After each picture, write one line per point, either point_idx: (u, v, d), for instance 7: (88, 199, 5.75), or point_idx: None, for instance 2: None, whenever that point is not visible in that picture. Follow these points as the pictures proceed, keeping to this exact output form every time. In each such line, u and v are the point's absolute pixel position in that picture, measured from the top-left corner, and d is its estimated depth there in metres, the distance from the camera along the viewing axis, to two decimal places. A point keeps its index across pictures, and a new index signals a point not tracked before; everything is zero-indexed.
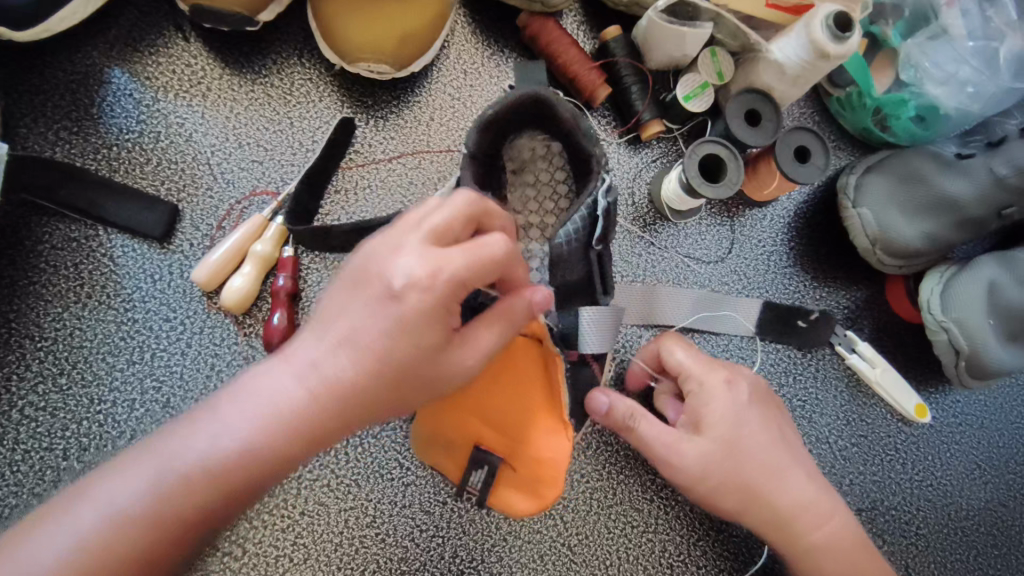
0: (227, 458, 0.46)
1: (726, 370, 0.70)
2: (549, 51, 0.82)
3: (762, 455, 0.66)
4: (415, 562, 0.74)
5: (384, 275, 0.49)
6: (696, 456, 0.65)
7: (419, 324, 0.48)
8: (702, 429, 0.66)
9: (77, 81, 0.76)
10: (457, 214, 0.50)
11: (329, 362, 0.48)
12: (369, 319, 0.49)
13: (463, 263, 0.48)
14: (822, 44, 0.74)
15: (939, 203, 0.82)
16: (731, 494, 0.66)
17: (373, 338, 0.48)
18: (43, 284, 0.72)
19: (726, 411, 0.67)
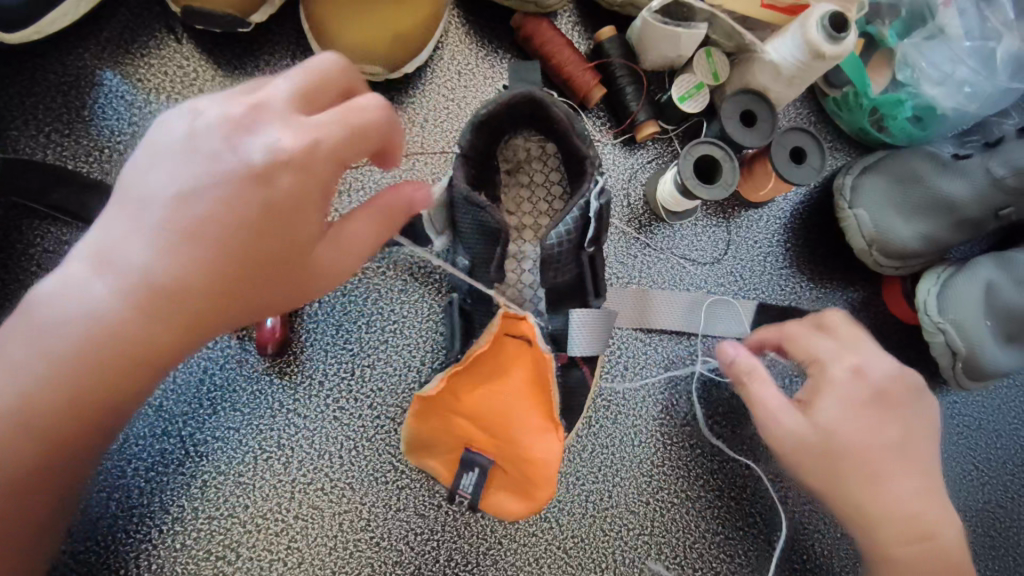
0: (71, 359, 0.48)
1: (857, 355, 0.68)
2: (543, 52, 0.82)
3: (872, 447, 0.64)
4: (410, 565, 0.73)
5: (217, 154, 0.47)
6: (794, 428, 0.65)
7: (278, 206, 0.48)
8: (813, 406, 0.66)
9: (68, 83, 0.76)
10: (313, 80, 0.50)
11: (159, 252, 0.47)
12: (191, 206, 0.47)
13: (335, 129, 0.48)
14: (817, 45, 0.73)
15: (937, 203, 0.82)
16: (823, 475, 0.65)
17: (214, 226, 0.47)
18: (35, 288, 0.71)
19: (840, 397, 0.65)
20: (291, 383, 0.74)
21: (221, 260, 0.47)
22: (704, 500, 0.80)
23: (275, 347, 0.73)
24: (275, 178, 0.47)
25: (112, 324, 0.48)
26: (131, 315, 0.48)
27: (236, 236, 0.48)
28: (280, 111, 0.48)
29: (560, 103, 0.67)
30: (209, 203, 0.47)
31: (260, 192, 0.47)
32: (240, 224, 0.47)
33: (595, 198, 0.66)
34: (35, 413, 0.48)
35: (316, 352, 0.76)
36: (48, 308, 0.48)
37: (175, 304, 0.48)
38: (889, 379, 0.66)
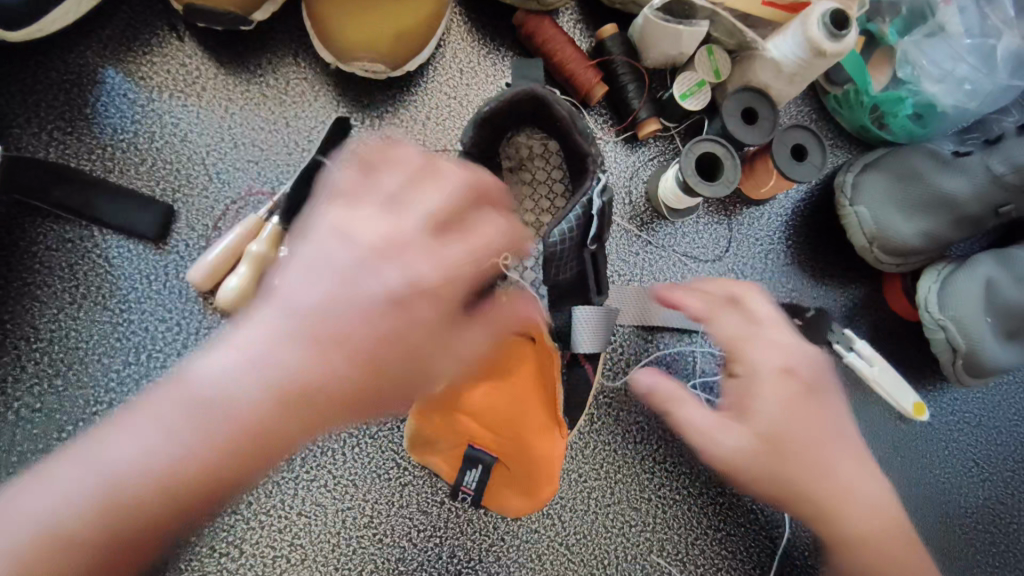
0: (172, 459, 0.45)
1: (761, 344, 0.62)
2: (545, 50, 0.82)
3: (809, 441, 0.60)
4: (413, 562, 0.74)
5: (373, 274, 0.50)
6: (731, 443, 0.59)
7: (407, 333, 0.50)
8: (745, 411, 0.60)
9: (70, 81, 0.76)
10: (456, 197, 0.52)
11: (304, 360, 0.47)
12: (343, 321, 0.48)
13: (467, 253, 0.52)
14: (818, 42, 0.74)
15: (938, 201, 0.82)
16: (773, 482, 0.60)
17: (352, 341, 0.48)
18: (38, 285, 0.71)
19: (771, 395, 0.60)
20: None
21: (369, 376, 0.49)
22: (706, 497, 0.81)
23: None
24: (419, 307, 0.50)
25: (257, 417, 0.46)
26: (258, 429, 0.46)
27: (398, 358, 0.50)
28: (424, 226, 0.51)
29: (563, 101, 0.67)
30: (361, 324, 0.49)
31: (402, 315, 0.50)
32: (382, 344, 0.49)
33: (597, 194, 0.67)
34: (149, 488, 0.44)
35: None
36: (210, 396, 0.46)
37: (306, 410, 0.47)
38: (803, 364, 0.62)
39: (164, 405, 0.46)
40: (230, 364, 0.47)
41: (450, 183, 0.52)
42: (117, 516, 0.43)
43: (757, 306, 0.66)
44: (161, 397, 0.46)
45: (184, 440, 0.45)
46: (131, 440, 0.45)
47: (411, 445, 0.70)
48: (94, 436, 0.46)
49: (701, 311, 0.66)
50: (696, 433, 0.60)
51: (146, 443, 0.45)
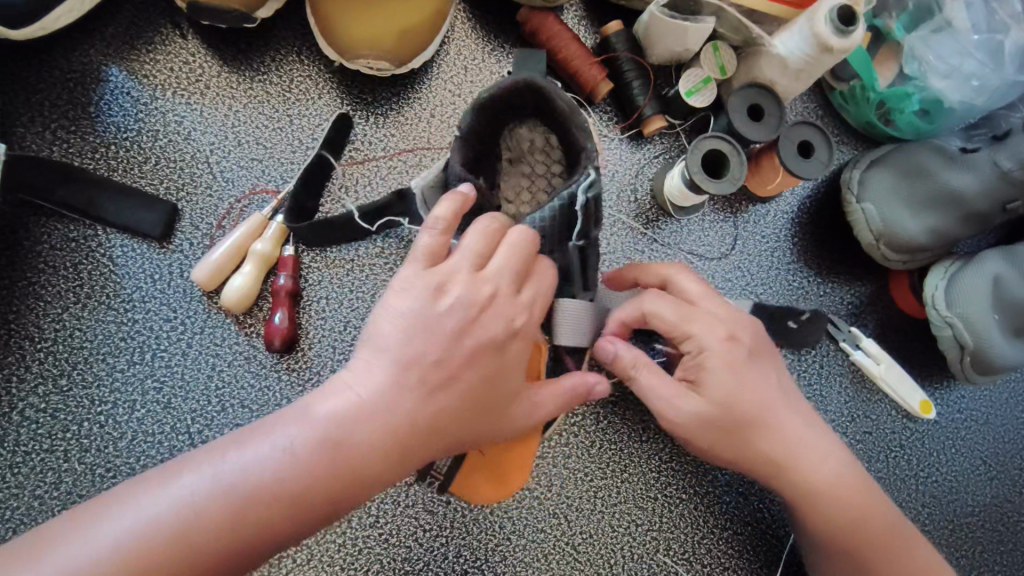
0: (277, 477, 0.48)
1: (703, 318, 0.63)
2: (550, 46, 0.82)
3: (756, 405, 0.63)
4: (419, 562, 0.73)
5: (468, 333, 0.52)
6: (687, 412, 0.62)
7: (493, 374, 0.53)
8: (698, 382, 0.62)
9: (74, 79, 0.76)
10: (527, 249, 0.55)
11: (403, 397, 0.50)
12: (443, 375, 0.51)
13: (538, 306, 0.56)
14: (824, 38, 0.73)
15: (945, 197, 0.82)
16: (732, 449, 0.63)
17: (445, 380, 0.51)
18: (42, 285, 0.71)
19: (720, 366, 0.61)
20: (298, 380, 0.73)
21: (456, 430, 0.52)
22: (713, 495, 0.80)
23: (282, 342, 0.72)
24: (506, 364, 0.54)
25: (364, 442, 0.49)
26: (361, 468, 0.49)
27: (481, 416, 0.53)
28: (507, 285, 0.54)
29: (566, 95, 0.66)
30: (457, 379, 0.51)
31: (487, 358, 0.53)
32: (472, 385, 0.52)
33: (583, 191, 0.62)
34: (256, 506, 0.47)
35: (324, 348, 0.74)
36: (327, 421, 0.49)
37: (402, 450, 0.50)
38: (743, 331, 0.64)
39: (286, 432, 0.49)
40: (340, 399, 0.50)
41: (512, 242, 0.54)
42: (230, 533, 0.46)
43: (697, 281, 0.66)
44: (282, 420, 0.50)
45: (292, 460, 0.48)
46: (251, 459, 0.48)
47: None
48: (214, 447, 0.50)
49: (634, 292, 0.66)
50: (659, 403, 0.62)
51: (274, 455, 0.48)
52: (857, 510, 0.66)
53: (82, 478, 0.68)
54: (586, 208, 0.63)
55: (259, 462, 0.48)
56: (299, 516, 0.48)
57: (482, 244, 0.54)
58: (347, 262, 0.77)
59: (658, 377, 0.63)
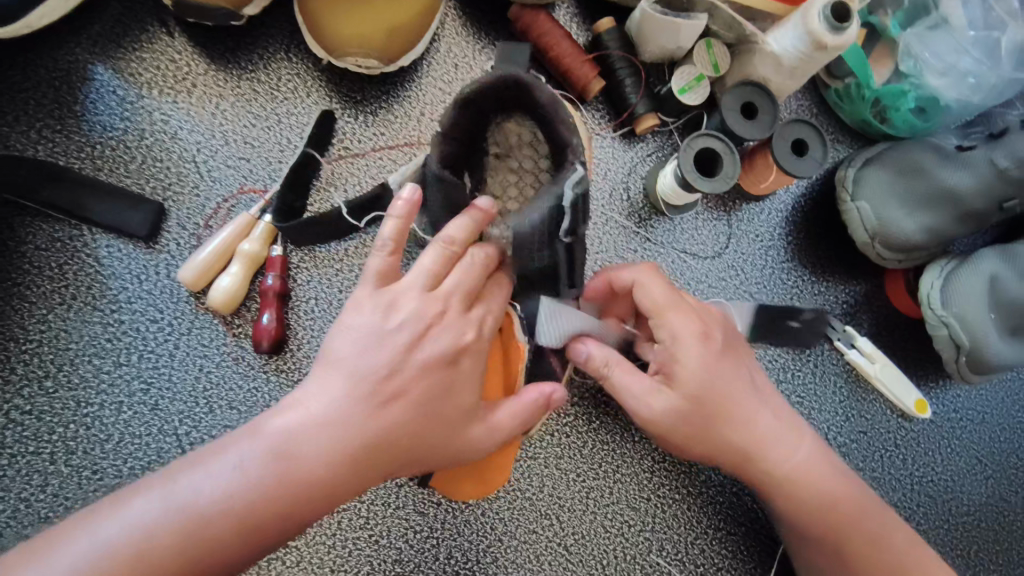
0: (242, 492, 0.49)
1: (676, 314, 0.64)
2: (541, 44, 0.81)
3: (727, 399, 0.63)
4: (409, 564, 0.73)
5: (417, 347, 0.55)
6: (659, 407, 0.63)
7: (447, 386, 0.56)
8: (670, 377, 0.63)
9: (59, 78, 0.75)
10: (478, 267, 0.60)
11: (361, 409, 0.52)
12: (394, 388, 0.54)
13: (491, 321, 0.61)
14: (818, 35, 0.72)
15: (941, 194, 0.81)
16: (704, 442, 0.64)
17: (401, 392, 0.54)
18: (27, 286, 0.71)
19: (692, 361, 0.62)
20: (287, 381, 0.72)
21: (410, 444, 0.54)
22: (706, 496, 0.80)
23: (270, 343, 0.71)
24: (458, 376, 0.56)
25: (322, 456, 0.51)
26: (315, 484, 0.51)
27: (434, 428, 0.55)
28: (459, 301, 0.58)
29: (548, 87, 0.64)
30: (407, 391, 0.54)
31: (442, 371, 0.55)
32: (428, 397, 0.54)
33: (570, 189, 0.59)
34: (219, 520, 0.48)
35: (313, 349, 0.74)
36: (286, 434, 0.51)
37: (358, 460, 0.52)
38: (715, 327, 0.65)
39: (243, 450, 0.51)
40: (297, 413, 0.52)
41: (467, 263, 0.59)
42: (191, 547, 0.47)
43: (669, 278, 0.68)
44: (243, 435, 0.52)
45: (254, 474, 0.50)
46: (205, 478, 0.50)
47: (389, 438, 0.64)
48: (178, 466, 0.51)
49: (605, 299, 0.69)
50: (633, 399, 0.64)
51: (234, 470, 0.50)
52: (833, 504, 0.66)
53: (68, 481, 0.67)
54: (575, 203, 0.60)
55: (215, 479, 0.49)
56: (262, 530, 0.50)
57: (439, 265, 0.59)
58: (336, 262, 0.76)
59: (630, 374, 0.64)
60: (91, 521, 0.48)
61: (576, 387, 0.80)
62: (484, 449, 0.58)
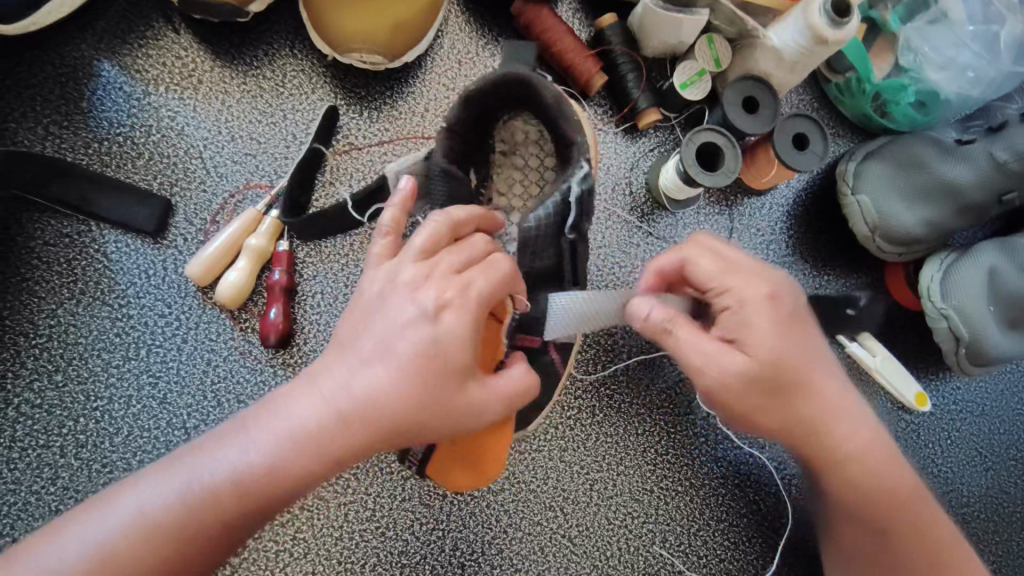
0: (246, 472, 0.47)
1: (750, 276, 0.57)
2: (544, 39, 0.81)
3: (798, 370, 0.57)
4: (415, 555, 0.74)
5: (404, 319, 0.49)
6: (725, 371, 0.55)
7: (449, 347, 0.49)
8: (737, 340, 0.56)
9: (66, 75, 0.75)
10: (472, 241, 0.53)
11: (361, 378, 0.48)
12: (379, 362, 0.48)
13: (487, 285, 0.51)
14: (819, 30, 0.73)
15: (941, 187, 0.81)
16: (764, 411, 0.57)
17: (399, 358, 0.48)
18: (36, 281, 0.71)
19: (764, 326, 0.55)
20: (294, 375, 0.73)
21: (401, 421, 0.48)
22: (709, 488, 0.81)
23: (277, 338, 0.72)
24: (450, 346, 0.49)
25: (321, 429, 0.47)
26: (302, 466, 0.47)
27: (429, 404, 0.48)
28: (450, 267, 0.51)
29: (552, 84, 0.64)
30: (395, 365, 0.48)
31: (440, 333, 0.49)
32: (428, 360, 0.48)
33: (574, 184, 0.63)
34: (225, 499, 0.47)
35: (319, 343, 0.74)
36: (287, 411, 0.48)
37: (361, 432, 0.47)
38: (789, 293, 0.58)
39: (231, 436, 0.48)
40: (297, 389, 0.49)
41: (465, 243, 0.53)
42: (198, 526, 0.46)
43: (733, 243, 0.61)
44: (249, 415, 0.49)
45: (257, 451, 0.47)
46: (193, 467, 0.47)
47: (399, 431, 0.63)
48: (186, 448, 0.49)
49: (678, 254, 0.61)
50: (696, 360, 0.55)
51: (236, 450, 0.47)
52: (884, 492, 0.62)
53: (78, 474, 0.68)
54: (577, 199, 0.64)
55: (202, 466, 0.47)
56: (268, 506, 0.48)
57: (431, 239, 0.52)
58: (342, 257, 0.77)
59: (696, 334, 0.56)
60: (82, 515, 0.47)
61: (579, 380, 0.80)
62: (486, 420, 0.51)
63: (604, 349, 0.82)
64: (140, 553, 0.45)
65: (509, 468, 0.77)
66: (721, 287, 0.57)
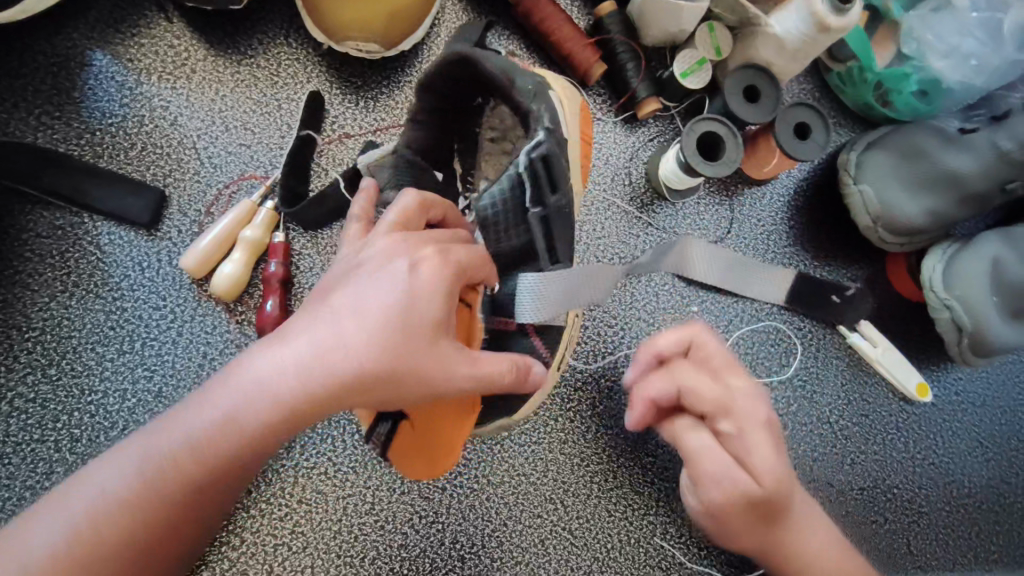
0: (213, 439, 0.46)
1: (741, 397, 0.59)
2: (542, 27, 0.80)
3: (789, 487, 0.58)
4: (414, 548, 0.73)
5: (380, 280, 0.49)
6: (731, 489, 0.56)
7: (420, 307, 0.49)
8: (740, 462, 0.57)
9: (57, 64, 0.74)
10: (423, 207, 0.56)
11: (328, 339, 0.47)
12: (354, 322, 0.47)
13: (463, 256, 0.53)
14: (822, 16, 0.72)
15: (943, 177, 0.80)
16: (755, 531, 0.59)
17: (367, 319, 0.47)
18: (29, 274, 0.70)
19: (760, 449, 0.56)
20: None
21: (377, 384, 0.47)
22: None
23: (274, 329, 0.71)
24: (421, 309, 0.49)
25: (288, 392, 0.46)
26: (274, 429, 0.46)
27: (402, 367, 0.47)
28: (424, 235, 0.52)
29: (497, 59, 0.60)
30: (369, 325, 0.47)
31: (413, 295, 0.48)
32: (399, 320, 0.48)
33: (525, 153, 0.59)
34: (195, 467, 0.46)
35: None
36: (251, 377, 0.46)
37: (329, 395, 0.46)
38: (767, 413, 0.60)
39: (198, 405, 0.47)
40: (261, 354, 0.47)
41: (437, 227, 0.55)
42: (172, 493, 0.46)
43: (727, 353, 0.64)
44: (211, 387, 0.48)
45: (223, 417, 0.46)
46: (162, 439, 0.46)
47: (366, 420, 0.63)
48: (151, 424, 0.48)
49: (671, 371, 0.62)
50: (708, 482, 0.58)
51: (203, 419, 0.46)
52: None
53: (73, 468, 0.67)
54: (530, 171, 0.60)
55: (183, 431, 0.46)
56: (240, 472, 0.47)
57: (404, 215, 0.54)
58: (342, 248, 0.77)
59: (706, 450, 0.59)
60: (67, 486, 0.46)
61: (579, 372, 0.80)
62: (462, 385, 0.50)
63: (604, 342, 0.81)
64: (115, 524, 0.45)
65: (509, 460, 0.76)
66: (718, 411, 0.59)
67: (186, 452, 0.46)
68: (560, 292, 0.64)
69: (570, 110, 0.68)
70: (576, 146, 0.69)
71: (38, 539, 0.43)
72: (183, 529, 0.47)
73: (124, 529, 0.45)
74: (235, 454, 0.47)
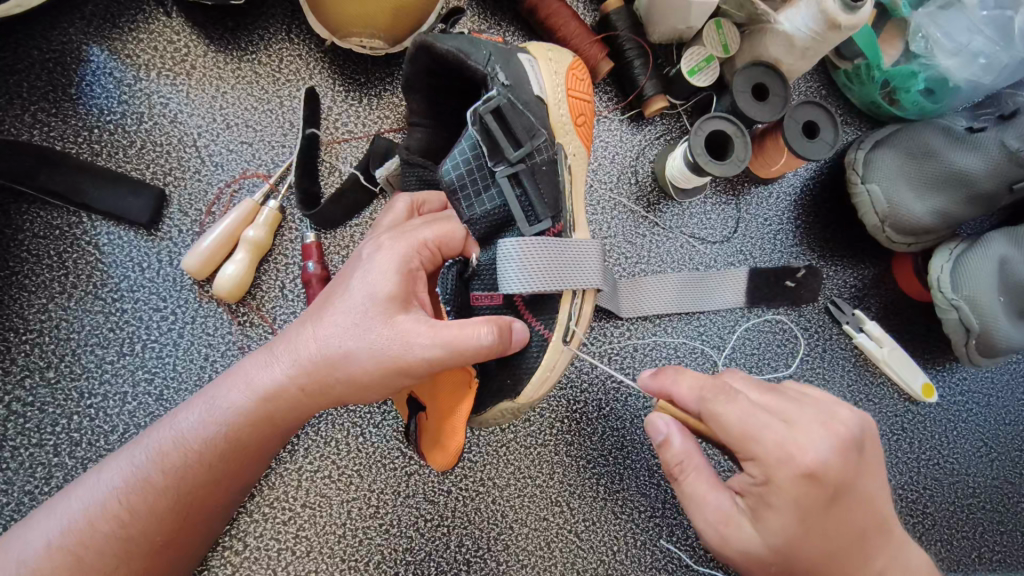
0: (228, 414, 0.56)
1: (795, 436, 0.51)
2: (548, 24, 0.80)
3: (835, 543, 0.52)
4: (420, 552, 0.72)
5: (349, 275, 0.57)
6: (741, 537, 0.53)
7: (382, 285, 0.54)
8: (759, 515, 0.52)
9: (53, 60, 0.72)
10: (405, 212, 0.64)
11: (313, 328, 0.55)
12: (323, 313, 0.56)
13: (431, 233, 0.59)
14: (832, 16, 0.70)
15: (951, 178, 0.80)
16: None
17: (339, 302, 0.55)
18: (26, 275, 0.69)
19: (787, 507, 0.51)
20: None
21: (343, 362, 0.54)
22: None
23: None
24: (380, 281, 0.55)
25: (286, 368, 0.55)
26: (279, 401, 0.56)
27: (364, 342, 0.53)
28: (385, 232, 0.60)
29: (451, 40, 0.61)
30: (338, 310, 0.55)
31: (376, 275, 0.55)
32: (363, 298, 0.54)
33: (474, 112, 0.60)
34: (211, 437, 0.56)
35: None
36: (262, 365, 0.57)
37: (319, 371, 0.55)
38: (837, 465, 0.51)
39: (217, 389, 0.57)
40: (270, 351, 0.58)
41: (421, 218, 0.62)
42: (192, 458, 0.55)
43: (774, 399, 0.54)
44: (226, 379, 0.58)
45: (237, 395, 0.56)
46: (187, 416, 0.57)
47: (399, 398, 0.70)
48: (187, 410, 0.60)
49: (703, 390, 0.55)
50: (705, 522, 0.55)
51: (220, 402, 0.57)
52: None
53: (73, 473, 0.66)
54: (483, 129, 0.60)
55: (193, 413, 0.57)
56: (258, 439, 0.57)
57: (398, 212, 0.63)
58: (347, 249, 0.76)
59: (713, 493, 0.55)
60: (104, 459, 0.56)
61: (586, 372, 0.79)
62: (426, 353, 0.53)
63: (610, 343, 0.80)
64: (151, 483, 0.54)
65: (515, 462, 0.75)
66: (744, 453, 0.52)
67: (195, 429, 0.56)
68: (540, 262, 0.59)
69: (552, 72, 0.65)
70: (562, 109, 0.65)
71: (91, 489, 0.54)
72: (207, 495, 0.57)
73: (157, 489, 0.54)
74: (236, 428, 0.56)
